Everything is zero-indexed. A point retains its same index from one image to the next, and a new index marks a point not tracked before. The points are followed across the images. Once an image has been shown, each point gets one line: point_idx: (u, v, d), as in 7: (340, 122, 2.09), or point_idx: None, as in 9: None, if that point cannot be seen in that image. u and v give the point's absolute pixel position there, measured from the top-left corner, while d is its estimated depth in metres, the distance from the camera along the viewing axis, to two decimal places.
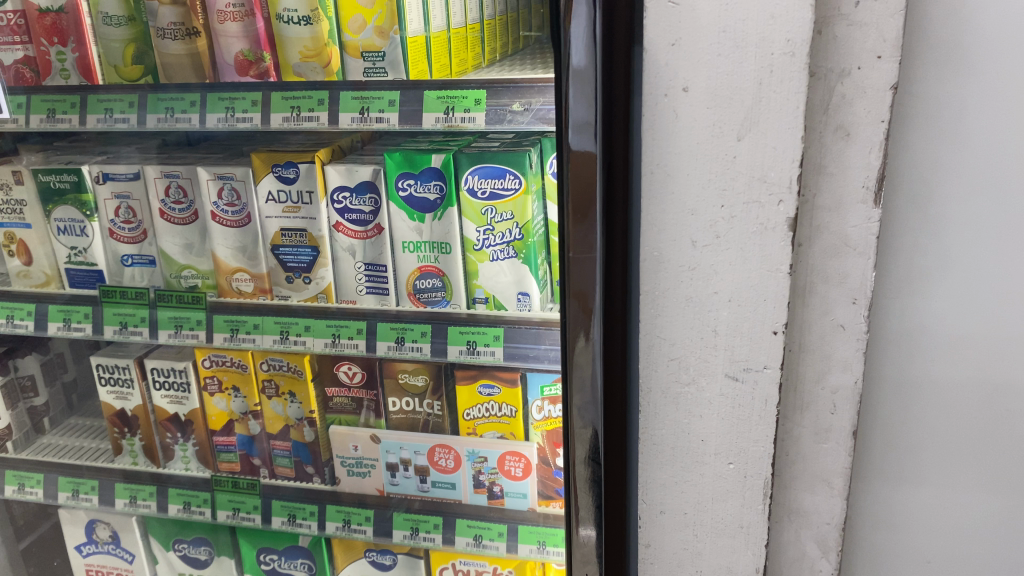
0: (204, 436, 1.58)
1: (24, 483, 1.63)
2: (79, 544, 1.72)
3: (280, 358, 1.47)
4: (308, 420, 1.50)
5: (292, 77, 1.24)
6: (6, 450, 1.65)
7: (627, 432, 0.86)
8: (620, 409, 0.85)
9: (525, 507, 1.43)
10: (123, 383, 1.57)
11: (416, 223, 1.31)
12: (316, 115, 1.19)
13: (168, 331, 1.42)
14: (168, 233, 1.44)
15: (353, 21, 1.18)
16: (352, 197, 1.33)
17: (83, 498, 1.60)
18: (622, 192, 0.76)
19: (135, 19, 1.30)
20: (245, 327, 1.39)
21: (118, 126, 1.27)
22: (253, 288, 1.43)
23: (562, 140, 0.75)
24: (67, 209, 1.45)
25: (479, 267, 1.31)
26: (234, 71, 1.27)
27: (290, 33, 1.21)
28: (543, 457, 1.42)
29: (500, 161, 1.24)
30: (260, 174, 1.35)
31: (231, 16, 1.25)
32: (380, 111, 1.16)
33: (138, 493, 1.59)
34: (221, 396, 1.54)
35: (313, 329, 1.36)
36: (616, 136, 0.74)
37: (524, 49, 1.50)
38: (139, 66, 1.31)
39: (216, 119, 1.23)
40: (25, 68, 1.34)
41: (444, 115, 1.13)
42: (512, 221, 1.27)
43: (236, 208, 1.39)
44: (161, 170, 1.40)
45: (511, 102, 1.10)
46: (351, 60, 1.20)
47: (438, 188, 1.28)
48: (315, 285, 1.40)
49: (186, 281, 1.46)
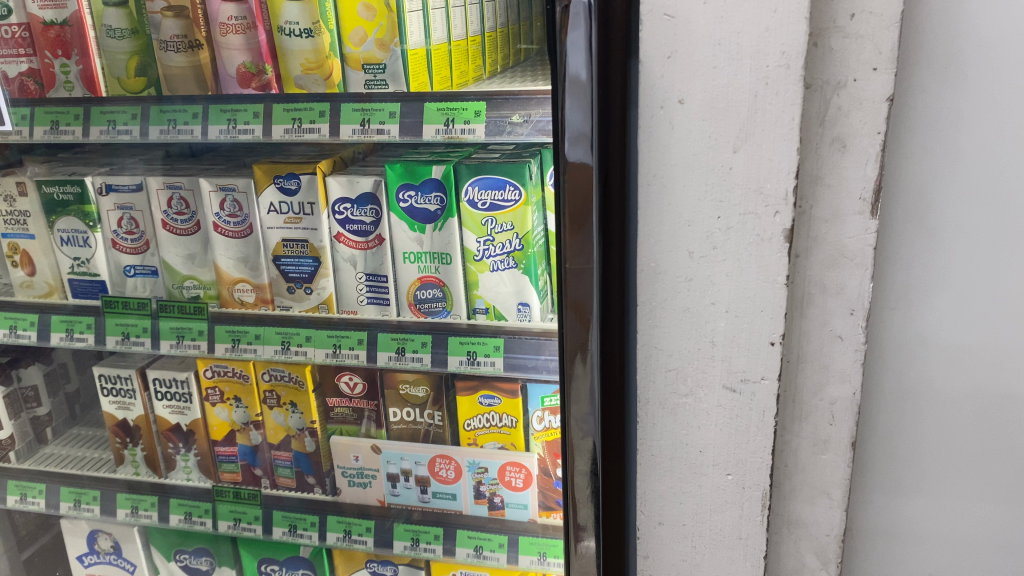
0: (206, 447, 1.58)
1: (26, 494, 1.64)
2: (81, 554, 1.72)
3: (282, 368, 1.47)
4: (310, 430, 1.50)
5: (294, 89, 1.25)
6: (7, 460, 1.66)
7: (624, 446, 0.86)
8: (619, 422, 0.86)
9: (526, 518, 1.43)
10: (125, 393, 1.57)
11: (417, 234, 1.32)
12: (317, 126, 1.20)
13: (170, 342, 1.43)
14: (171, 244, 1.44)
15: (354, 34, 1.19)
16: (353, 208, 1.34)
17: (85, 508, 1.61)
18: (618, 208, 0.77)
19: (138, 31, 1.31)
20: (246, 338, 1.39)
21: (121, 138, 1.27)
22: (255, 299, 1.43)
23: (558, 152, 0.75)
24: (70, 220, 1.46)
25: (480, 277, 1.31)
26: (236, 83, 1.27)
27: (292, 45, 1.22)
28: (543, 468, 1.41)
29: (500, 172, 1.24)
30: (261, 186, 1.36)
31: (233, 29, 1.25)
32: (381, 123, 1.17)
33: (140, 503, 1.60)
34: (222, 406, 1.54)
35: (314, 340, 1.36)
36: (612, 145, 0.75)
37: (525, 61, 1.51)
38: (143, 78, 1.31)
39: (218, 131, 1.24)
40: (29, 81, 1.34)
41: (444, 127, 1.14)
42: (512, 232, 1.27)
43: (237, 219, 1.39)
44: (163, 182, 1.40)
45: (510, 114, 1.11)
46: (353, 72, 1.21)
47: (439, 199, 1.28)
48: (316, 296, 1.40)
49: (188, 291, 1.47)
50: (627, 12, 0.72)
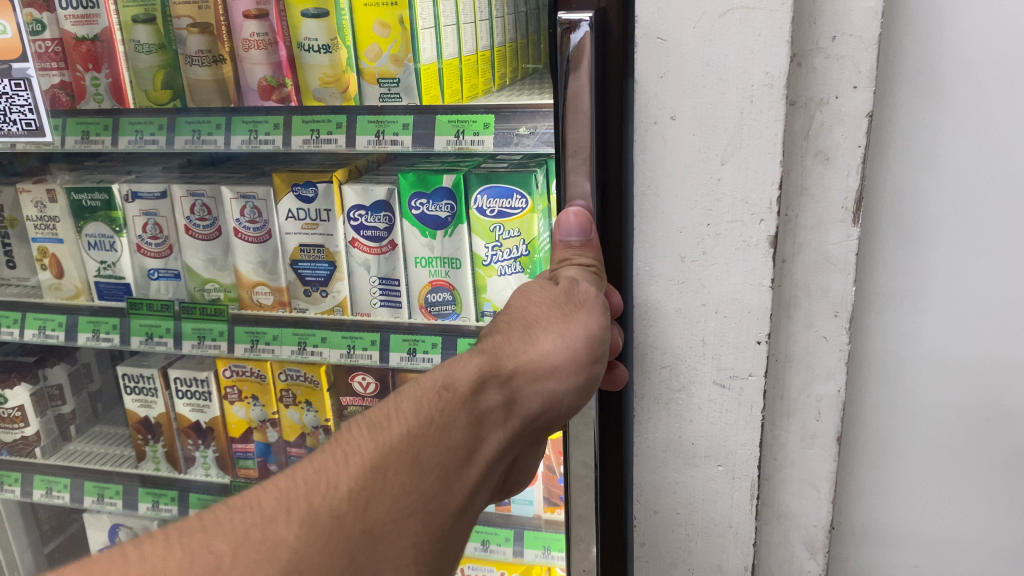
0: (224, 444, 1.64)
1: (51, 488, 1.70)
2: (103, 548, 1.80)
3: (297, 368, 1.53)
4: (324, 427, 1.57)
5: (312, 102, 1.31)
6: (35, 456, 1.73)
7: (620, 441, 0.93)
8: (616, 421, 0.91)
9: (531, 513, 1.49)
10: (148, 392, 1.64)
11: (428, 240, 1.38)
12: (334, 138, 1.26)
13: (191, 342, 1.50)
14: (193, 248, 1.51)
15: (370, 50, 1.25)
16: (367, 214, 1.40)
17: (108, 502, 1.68)
18: (617, 219, 0.84)
19: (164, 47, 1.37)
20: (264, 339, 1.46)
21: (148, 147, 1.33)
22: (273, 302, 1.49)
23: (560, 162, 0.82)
24: (97, 225, 1.53)
25: (487, 281, 1.37)
26: (257, 96, 1.34)
27: (310, 60, 1.28)
28: (548, 465, 1.46)
29: (507, 181, 1.30)
30: (280, 194, 1.42)
31: (255, 44, 1.31)
32: (394, 134, 1.24)
33: (161, 497, 1.67)
34: (240, 404, 1.60)
35: (328, 341, 1.43)
36: (610, 157, 0.81)
37: (528, 78, 1.59)
38: (169, 91, 1.38)
39: (241, 141, 1.30)
40: (61, 93, 1.40)
41: (454, 138, 1.21)
42: (519, 238, 1.34)
43: (257, 225, 1.46)
44: (187, 189, 1.47)
45: (517, 126, 1.17)
46: (368, 86, 1.27)
47: (449, 207, 1.35)
48: (331, 298, 1.47)
49: (209, 294, 1.53)
50: (626, 38, 0.78)
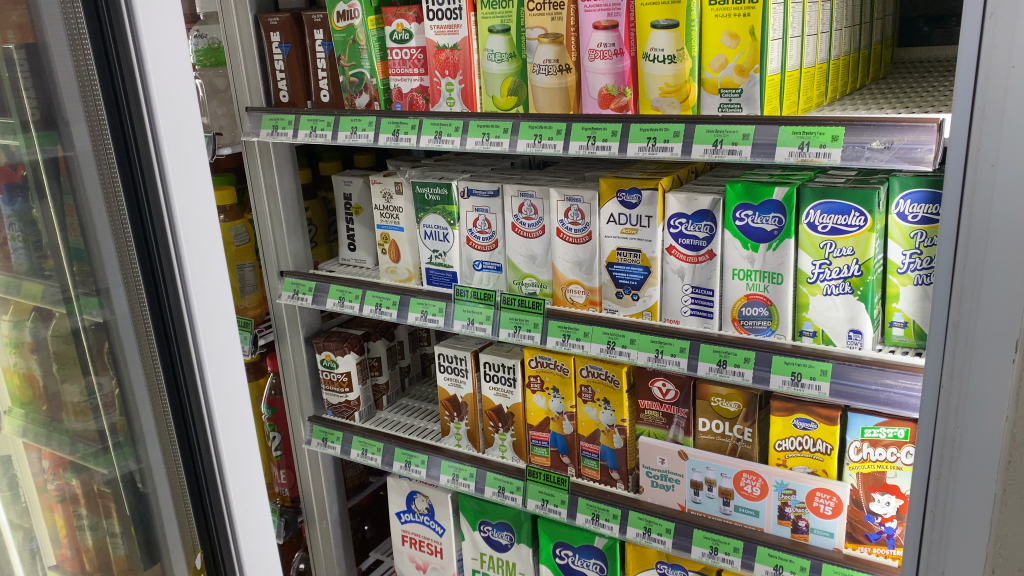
0: (522, 429, 1.75)
1: (366, 449, 1.92)
2: (400, 511, 1.96)
3: (600, 365, 1.58)
4: (619, 427, 1.59)
5: (649, 111, 1.35)
6: (353, 419, 1.97)
7: (991, 451, 0.95)
8: (984, 426, 0.95)
9: (831, 546, 1.40)
10: (459, 371, 1.78)
11: (750, 252, 1.36)
12: (671, 146, 1.30)
13: (508, 330, 1.63)
14: (518, 244, 1.61)
15: (715, 60, 1.27)
16: (688, 223, 1.41)
17: (413, 469, 1.85)
18: (72, 254, 0.81)
19: (515, 55, 1.48)
20: (575, 334, 1.55)
21: (493, 148, 1.48)
22: (585, 300, 1.57)
23: (116, 215, 0.78)
24: (435, 217, 1.69)
25: (811, 300, 1.32)
26: (598, 103, 1.40)
27: (654, 70, 1.32)
28: (854, 499, 1.37)
29: (845, 197, 1.25)
30: (605, 199, 1.47)
31: (601, 55, 1.37)
32: (733, 144, 1.25)
33: (460, 472, 1.80)
34: (541, 394, 1.69)
35: (637, 343, 1.47)
36: (99, 231, 0.78)
37: (848, 98, 1.54)
38: (514, 97, 1.50)
39: (578, 146, 1.40)
40: (419, 96, 1.61)
41: (798, 150, 1.20)
42: (852, 257, 1.27)
43: (579, 227, 1.52)
44: (518, 190, 1.58)
45: (871, 140, 1.14)
46: (708, 96, 1.29)
47: (777, 220, 1.31)
48: (642, 302, 1.50)
49: (527, 288, 1.64)
50: (85, 121, 0.75)
